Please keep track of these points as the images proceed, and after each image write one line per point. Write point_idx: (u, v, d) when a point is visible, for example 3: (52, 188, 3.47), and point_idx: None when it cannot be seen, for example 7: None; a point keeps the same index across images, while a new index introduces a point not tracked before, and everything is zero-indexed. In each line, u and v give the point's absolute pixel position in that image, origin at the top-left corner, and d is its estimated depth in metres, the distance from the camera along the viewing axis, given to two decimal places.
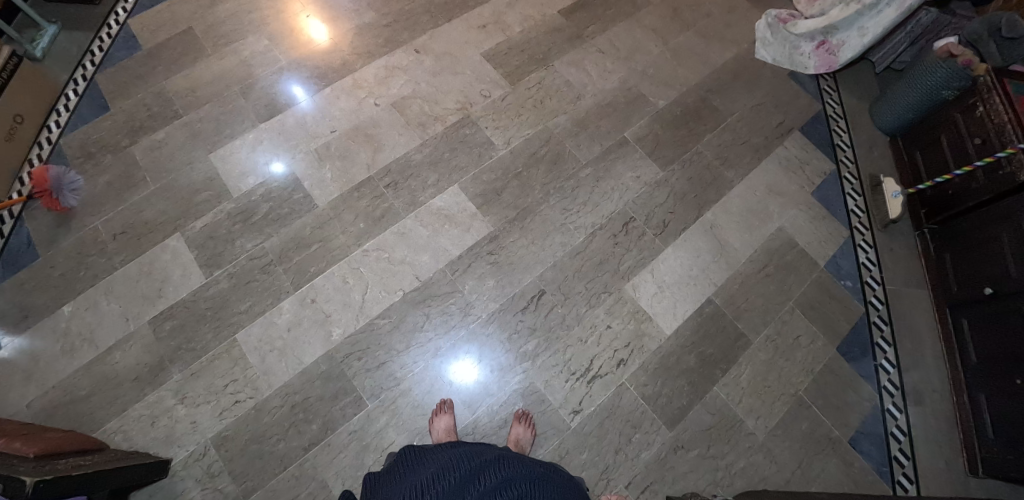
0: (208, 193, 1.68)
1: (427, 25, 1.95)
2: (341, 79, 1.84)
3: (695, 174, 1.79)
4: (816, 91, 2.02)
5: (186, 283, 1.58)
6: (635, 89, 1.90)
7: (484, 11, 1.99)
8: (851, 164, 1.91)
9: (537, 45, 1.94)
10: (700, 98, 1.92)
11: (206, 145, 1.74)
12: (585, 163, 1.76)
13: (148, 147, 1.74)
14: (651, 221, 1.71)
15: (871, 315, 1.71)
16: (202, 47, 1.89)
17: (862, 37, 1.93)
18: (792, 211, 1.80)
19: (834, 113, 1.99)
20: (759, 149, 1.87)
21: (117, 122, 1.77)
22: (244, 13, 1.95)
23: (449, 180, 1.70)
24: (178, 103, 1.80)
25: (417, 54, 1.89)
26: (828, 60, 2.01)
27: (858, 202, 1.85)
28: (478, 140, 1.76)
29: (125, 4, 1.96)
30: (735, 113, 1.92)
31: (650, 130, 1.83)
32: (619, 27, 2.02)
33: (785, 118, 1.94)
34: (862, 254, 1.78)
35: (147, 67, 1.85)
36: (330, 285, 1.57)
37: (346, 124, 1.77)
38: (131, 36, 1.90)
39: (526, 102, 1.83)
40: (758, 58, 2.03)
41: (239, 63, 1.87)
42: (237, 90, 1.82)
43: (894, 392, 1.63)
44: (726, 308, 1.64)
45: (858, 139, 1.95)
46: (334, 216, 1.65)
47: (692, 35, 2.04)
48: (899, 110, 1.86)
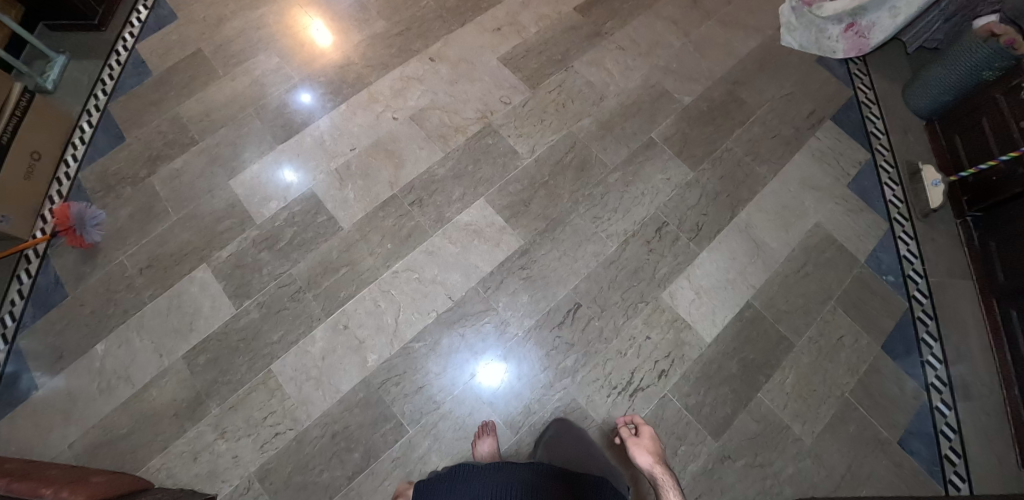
0: (231, 221, 1.65)
1: (440, 31, 1.89)
2: (356, 93, 1.79)
3: (726, 173, 1.74)
4: (846, 75, 1.94)
5: (216, 315, 1.56)
6: (658, 86, 1.84)
7: (497, 13, 1.93)
8: (887, 152, 1.85)
9: (553, 46, 1.88)
10: (726, 91, 1.86)
11: (225, 171, 1.71)
12: (612, 167, 1.70)
13: (166, 177, 1.72)
14: (684, 224, 1.65)
15: (915, 310, 1.67)
16: (213, 69, 1.86)
17: (893, 17, 1.84)
18: (828, 205, 1.74)
19: (866, 99, 1.92)
20: (790, 142, 1.81)
21: (134, 152, 1.76)
22: (253, 31, 1.91)
23: (475, 193, 1.64)
24: (193, 129, 1.78)
25: (433, 62, 1.83)
26: (858, 43, 1.93)
27: (896, 192, 1.80)
28: (501, 150, 1.70)
29: (132, 29, 1.95)
30: (764, 105, 1.85)
31: (677, 129, 1.78)
32: (638, 21, 1.95)
33: (816, 106, 1.88)
34: (902, 246, 1.73)
35: (160, 93, 1.84)
36: (362, 310, 1.54)
37: (365, 141, 1.71)
38: (140, 62, 1.90)
39: (547, 106, 1.77)
40: (784, 45, 1.96)
41: (250, 83, 1.83)
42: (251, 112, 1.78)
43: (942, 389, 1.60)
44: (766, 312, 1.60)
45: (892, 124, 1.89)
46: (360, 238, 1.60)
47: (714, 24, 1.97)
48: (936, 92, 1.81)
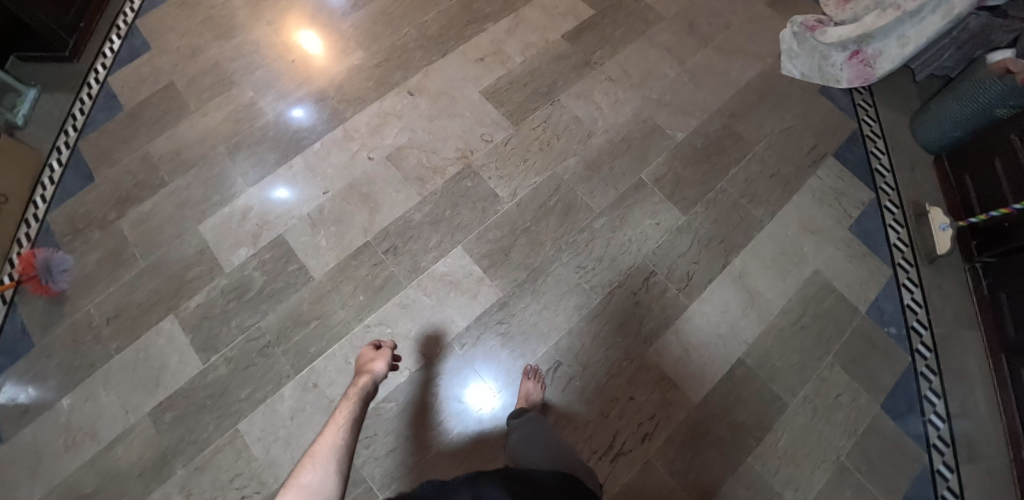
0: (200, 268, 1.58)
1: (421, 62, 1.80)
2: (331, 130, 1.71)
3: (720, 215, 1.63)
4: (850, 106, 1.85)
5: (184, 370, 1.51)
6: (650, 121, 1.74)
7: (482, 41, 1.83)
8: (892, 191, 1.75)
9: (539, 77, 1.78)
10: (722, 125, 1.75)
11: (195, 214, 1.64)
12: (599, 211, 1.61)
13: (135, 220, 1.66)
14: (673, 273, 1.56)
15: (918, 365, 1.57)
16: (185, 103, 1.79)
17: (902, 47, 1.74)
18: (828, 251, 1.64)
19: (871, 132, 1.82)
20: (789, 181, 1.71)
21: (103, 194, 1.71)
22: (228, 62, 1.84)
23: (453, 240, 1.56)
24: (163, 169, 1.71)
25: (412, 96, 1.74)
26: (862, 72, 1.83)
27: (901, 235, 1.70)
28: (481, 193, 1.61)
29: (104, 60, 1.89)
30: (762, 140, 1.75)
31: (669, 169, 1.67)
32: (630, 49, 1.84)
33: (818, 142, 1.77)
34: (906, 294, 1.64)
35: (131, 129, 1.78)
36: (333, 367, 1.48)
37: (339, 184, 1.64)
38: (112, 95, 1.84)
39: (531, 144, 1.68)
40: (784, 73, 1.87)
41: (223, 118, 1.76)
42: (223, 150, 1.71)
43: (945, 450, 1.50)
44: (759, 369, 1.51)
45: (898, 160, 1.79)
46: (332, 289, 1.53)
47: (711, 52, 1.86)
48: (946, 127, 1.71)
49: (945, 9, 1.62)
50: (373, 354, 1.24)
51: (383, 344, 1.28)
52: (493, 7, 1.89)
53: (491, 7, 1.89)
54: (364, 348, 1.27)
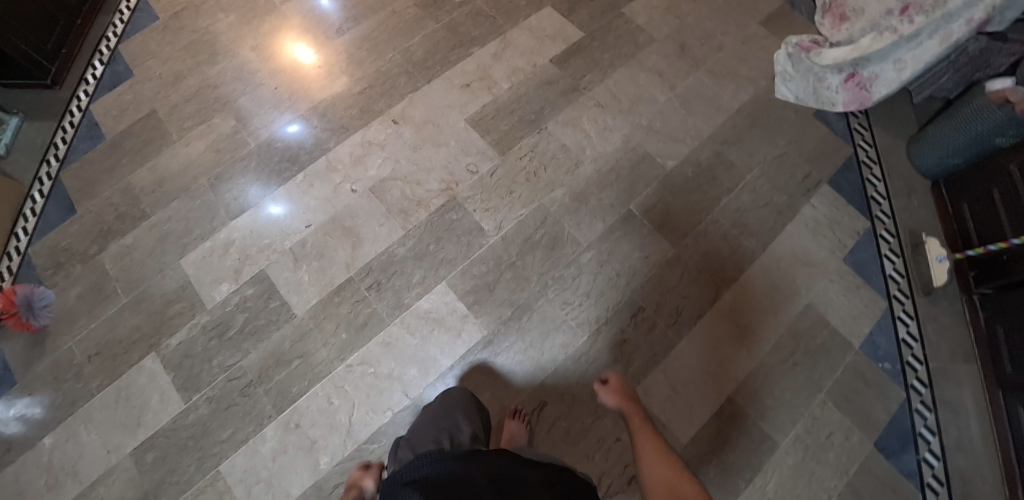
0: (181, 304, 1.56)
1: (406, 88, 1.77)
2: (314, 161, 1.68)
3: (710, 247, 1.60)
4: (845, 130, 1.82)
5: (165, 410, 1.48)
6: (640, 148, 1.70)
7: (468, 67, 1.80)
8: (888, 220, 1.71)
9: (526, 104, 1.74)
10: (713, 152, 1.71)
11: (176, 248, 1.62)
12: (586, 244, 1.57)
13: (117, 254, 1.64)
14: (662, 309, 1.53)
15: (912, 401, 1.54)
16: (167, 132, 1.77)
17: (898, 71, 1.71)
18: (821, 282, 1.60)
19: (867, 157, 1.78)
20: (782, 210, 1.67)
21: (85, 226, 1.69)
22: (210, 89, 1.82)
23: (436, 275, 1.53)
24: (145, 201, 1.69)
25: (396, 125, 1.71)
26: (859, 96, 1.79)
27: (897, 265, 1.66)
28: (466, 226, 1.58)
29: (87, 87, 1.88)
30: (754, 168, 1.71)
31: (659, 198, 1.64)
32: (619, 73, 1.81)
33: (812, 169, 1.73)
34: (901, 328, 1.60)
35: (113, 159, 1.76)
36: (314, 407, 1.45)
37: (322, 217, 1.61)
38: (94, 124, 1.81)
39: (517, 174, 1.64)
40: (778, 97, 1.83)
41: (205, 149, 1.73)
42: (205, 182, 1.69)
43: (940, 490, 1.46)
44: (749, 408, 1.48)
45: (893, 187, 1.75)
46: (314, 327, 1.51)
47: (702, 76, 1.83)
48: (943, 154, 1.66)
49: (944, 34, 1.59)
50: (362, 476, 1.29)
51: (372, 464, 1.32)
52: (479, 31, 1.86)
53: (478, 30, 1.86)
54: (353, 471, 1.32)
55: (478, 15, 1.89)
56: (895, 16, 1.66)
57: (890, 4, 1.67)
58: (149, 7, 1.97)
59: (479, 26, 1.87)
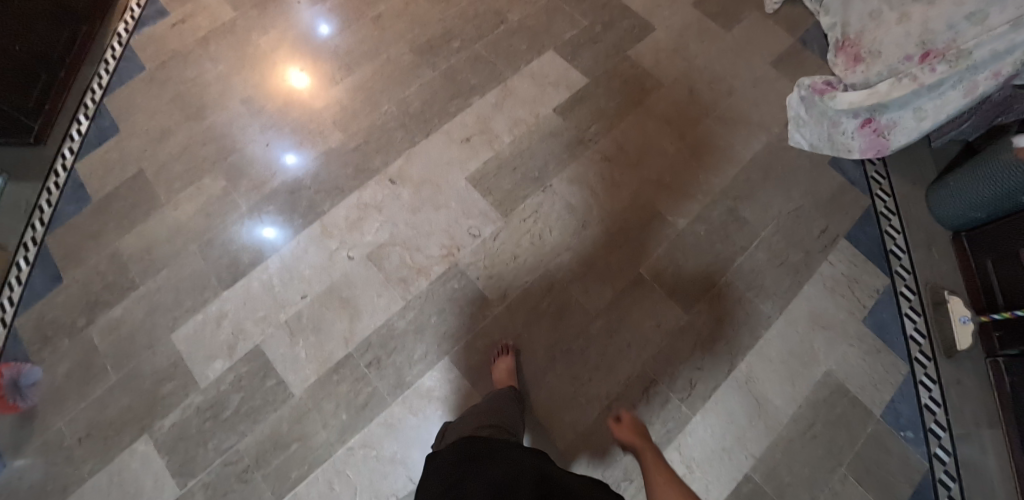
0: (174, 383, 1.50)
1: (402, 144, 1.68)
2: (308, 226, 1.60)
3: (725, 313, 1.53)
4: (862, 178, 1.74)
5: (159, 496, 1.42)
6: (649, 206, 1.62)
7: (467, 119, 1.71)
8: (909, 276, 1.64)
9: (530, 159, 1.66)
10: (726, 208, 1.64)
11: (167, 321, 1.55)
12: (595, 313, 1.51)
13: (106, 327, 1.57)
14: (675, 382, 1.47)
15: (936, 472, 1.47)
16: (155, 193, 1.69)
17: (919, 120, 1.63)
18: (840, 347, 1.54)
19: (885, 208, 1.71)
20: (798, 270, 1.60)
21: (72, 296, 1.61)
22: (199, 146, 1.74)
23: (439, 350, 1.47)
24: (133, 269, 1.62)
25: (393, 185, 1.63)
26: (876, 143, 1.70)
27: (918, 324, 1.60)
28: (469, 296, 1.51)
29: (72, 144, 1.80)
30: (769, 224, 1.63)
31: (671, 260, 1.56)
32: (627, 122, 1.72)
33: (828, 223, 1.66)
34: (923, 393, 1.54)
35: (99, 223, 1.68)
36: (314, 493, 1.39)
37: (318, 286, 1.54)
38: (80, 185, 1.74)
39: (522, 237, 1.57)
40: (792, 145, 1.75)
41: (195, 212, 1.65)
42: (195, 248, 1.61)
43: None
44: (767, 485, 1.42)
45: (913, 240, 1.68)
46: (313, 407, 1.45)
47: (713, 123, 1.75)
48: (963, 205, 1.60)
49: (969, 85, 1.52)
50: None
51: None
52: (478, 78, 1.77)
53: (477, 78, 1.77)
54: None
55: (477, 61, 1.80)
56: (914, 62, 1.63)
57: (909, 49, 1.63)
58: (134, 57, 1.90)
59: (478, 73, 1.78)
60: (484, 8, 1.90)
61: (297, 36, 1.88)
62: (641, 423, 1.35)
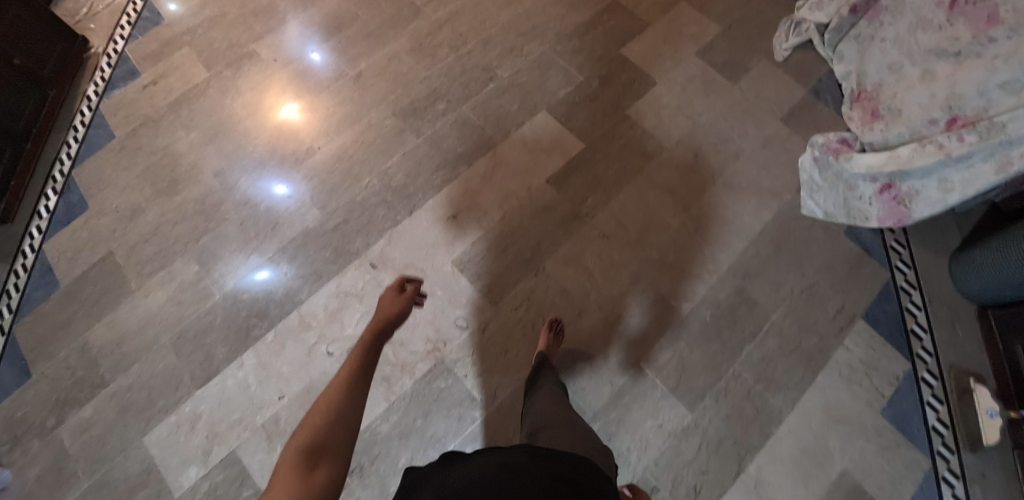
0: (145, 492, 1.41)
1: (385, 222, 1.57)
2: (285, 316, 1.51)
3: (732, 409, 1.42)
4: (881, 248, 1.62)
5: None
6: (651, 290, 1.50)
7: (454, 192, 1.59)
8: (931, 358, 1.52)
9: (521, 238, 1.54)
10: (734, 289, 1.52)
11: (140, 422, 1.47)
12: (592, 413, 1.40)
13: (75, 428, 1.48)
14: (679, 488, 1.35)
15: None
16: (125, 279, 1.60)
17: (943, 192, 1.48)
18: (857, 443, 1.42)
19: (905, 281, 1.58)
20: (812, 357, 1.48)
21: (41, 393, 1.52)
22: (170, 225, 1.64)
23: (425, 456, 1.37)
24: (104, 364, 1.53)
25: (375, 270, 1.52)
26: (896, 212, 1.56)
27: (941, 413, 1.47)
28: (456, 395, 1.41)
29: (40, 221, 1.70)
30: (781, 305, 1.51)
31: (674, 350, 1.45)
32: (627, 192, 1.60)
33: (845, 301, 1.54)
34: (948, 490, 1.40)
35: (68, 312, 1.59)
36: None
37: (297, 386, 1.45)
38: (48, 268, 1.64)
39: (513, 328, 1.46)
40: (805, 214, 1.62)
41: (166, 300, 1.56)
42: (168, 342, 1.52)
43: None
44: None
45: (936, 318, 1.56)
46: None
47: (719, 191, 1.62)
48: (988, 281, 1.46)
49: (1001, 160, 1.38)
50: None
51: None
52: (466, 145, 1.65)
53: (464, 144, 1.65)
54: None
55: (464, 125, 1.67)
56: (939, 127, 1.49)
57: (934, 112, 1.50)
58: (104, 124, 1.80)
59: (466, 139, 1.65)
60: (472, 63, 1.77)
61: (285, 79, 1.79)
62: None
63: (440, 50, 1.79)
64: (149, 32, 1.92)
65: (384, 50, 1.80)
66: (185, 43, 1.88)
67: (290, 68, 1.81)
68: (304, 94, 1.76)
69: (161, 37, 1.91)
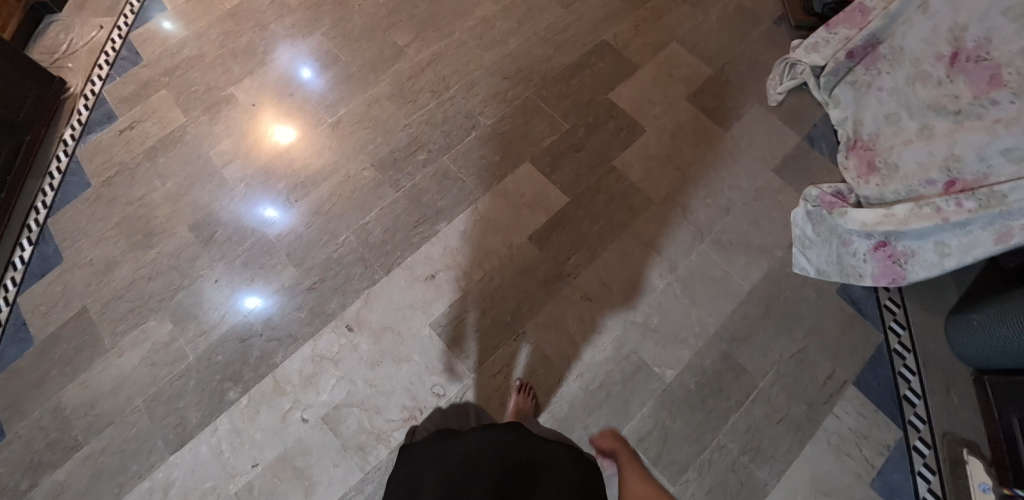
0: None
1: (361, 281, 1.53)
2: (259, 379, 1.47)
3: (715, 483, 1.37)
4: (875, 308, 1.56)
5: None
6: (633, 355, 1.46)
7: (433, 250, 1.55)
8: (924, 425, 1.46)
9: (501, 300, 1.50)
10: (721, 354, 1.47)
11: (111, 489, 1.42)
12: None
13: (47, 493, 1.43)
14: None
15: None
16: (100, 337, 1.56)
17: (938, 255, 1.42)
18: None
19: (899, 344, 1.53)
20: (800, 427, 1.43)
21: (14, 455, 1.46)
22: (144, 280, 1.60)
23: None
24: (77, 425, 1.48)
25: (350, 332, 1.49)
26: (890, 270, 1.50)
27: (933, 484, 1.41)
28: None
29: (14, 273, 1.65)
30: (768, 372, 1.46)
31: (656, 420, 1.41)
32: (611, 250, 1.55)
33: (836, 366, 1.49)
34: None
35: (42, 370, 1.54)
36: None
37: (270, 454, 1.41)
38: (22, 322, 1.60)
39: (491, 396, 1.42)
40: (796, 271, 1.56)
41: (141, 360, 1.53)
42: (142, 404, 1.49)
43: None
44: None
45: (931, 382, 1.50)
46: None
47: (707, 248, 1.57)
48: (982, 346, 1.41)
49: (1000, 230, 1.31)
50: None
51: None
52: (445, 199, 1.60)
53: (444, 199, 1.60)
54: None
55: (444, 178, 1.63)
56: (937, 188, 1.43)
57: (932, 172, 1.43)
58: (79, 170, 1.76)
59: (446, 193, 1.61)
60: (454, 109, 1.72)
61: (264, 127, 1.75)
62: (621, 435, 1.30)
63: (422, 95, 1.75)
64: (127, 72, 1.88)
65: (365, 95, 1.76)
66: (163, 86, 1.84)
67: (278, 107, 1.78)
68: (284, 143, 1.72)
69: (139, 78, 1.86)
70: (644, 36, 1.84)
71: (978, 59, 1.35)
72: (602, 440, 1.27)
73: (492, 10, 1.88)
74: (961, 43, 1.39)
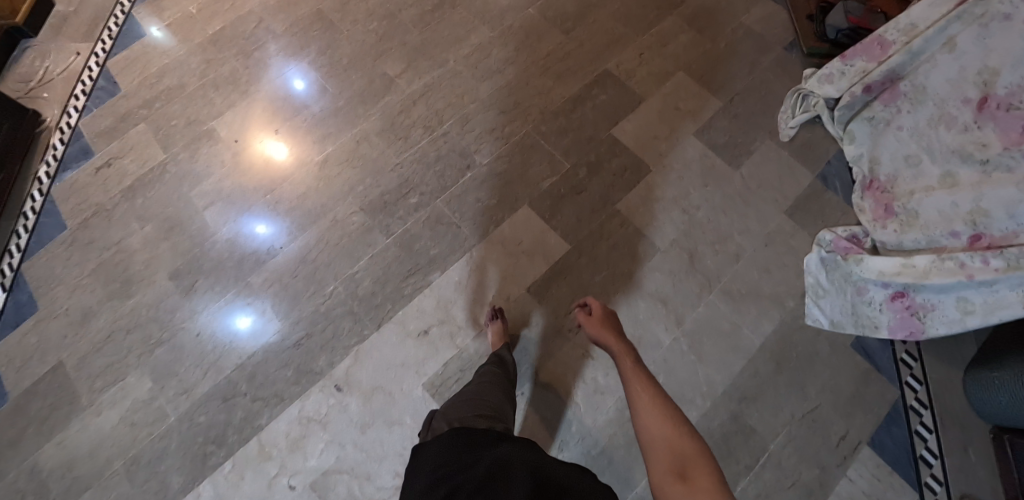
0: None
1: (351, 338, 1.45)
2: (244, 442, 1.39)
3: None
4: (891, 362, 1.48)
5: None
6: None
7: (427, 303, 1.47)
8: (941, 488, 1.37)
9: None
10: (729, 415, 1.40)
11: None
12: None
13: None
14: None
15: None
16: (76, 394, 1.46)
17: (960, 311, 1.35)
18: None
19: (917, 400, 1.45)
20: (813, 492, 1.35)
21: None
22: (123, 334, 1.51)
23: None
24: (53, 489, 1.39)
25: (339, 393, 1.41)
26: (908, 323, 1.43)
27: None
28: None
29: None
30: (779, 433, 1.39)
31: None
32: (614, 302, 1.47)
33: (850, 426, 1.41)
34: None
35: (15, 428, 1.43)
36: None
37: None
38: None
39: None
40: (809, 324, 1.48)
41: (119, 419, 1.44)
42: (121, 468, 1.40)
43: None
44: None
45: (950, 441, 1.41)
46: None
47: (716, 299, 1.49)
48: (1005, 402, 1.31)
49: None
50: None
51: None
52: (439, 246, 1.52)
53: (437, 246, 1.52)
54: None
55: (438, 223, 1.54)
56: (961, 241, 1.35)
57: (956, 223, 1.36)
58: (55, 210, 1.65)
59: (439, 240, 1.53)
60: (449, 147, 1.63)
61: (249, 164, 1.66)
62: (615, 318, 1.17)
63: (414, 131, 1.65)
64: (104, 104, 1.77)
65: (354, 130, 1.67)
66: (142, 119, 1.74)
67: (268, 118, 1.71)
68: (270, 183, 1.63)
69: (117, 110, 1.76)
70: (648, 64, 1.74)
71: (1011, 107, 1.28)
72: (591, 328, 1.14)
73: (487, 36, 1.78)
74: (991, 87, 1.32)
